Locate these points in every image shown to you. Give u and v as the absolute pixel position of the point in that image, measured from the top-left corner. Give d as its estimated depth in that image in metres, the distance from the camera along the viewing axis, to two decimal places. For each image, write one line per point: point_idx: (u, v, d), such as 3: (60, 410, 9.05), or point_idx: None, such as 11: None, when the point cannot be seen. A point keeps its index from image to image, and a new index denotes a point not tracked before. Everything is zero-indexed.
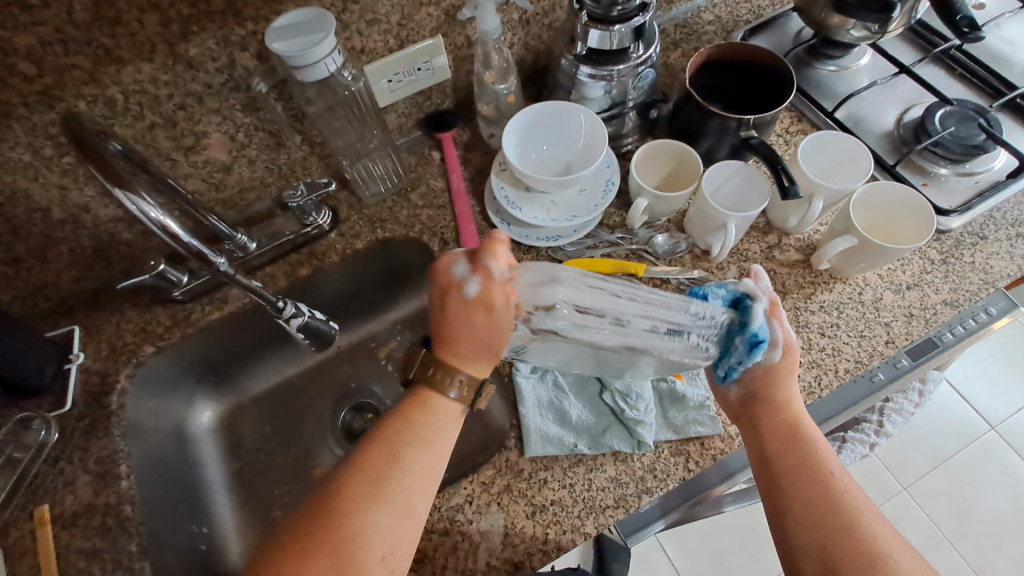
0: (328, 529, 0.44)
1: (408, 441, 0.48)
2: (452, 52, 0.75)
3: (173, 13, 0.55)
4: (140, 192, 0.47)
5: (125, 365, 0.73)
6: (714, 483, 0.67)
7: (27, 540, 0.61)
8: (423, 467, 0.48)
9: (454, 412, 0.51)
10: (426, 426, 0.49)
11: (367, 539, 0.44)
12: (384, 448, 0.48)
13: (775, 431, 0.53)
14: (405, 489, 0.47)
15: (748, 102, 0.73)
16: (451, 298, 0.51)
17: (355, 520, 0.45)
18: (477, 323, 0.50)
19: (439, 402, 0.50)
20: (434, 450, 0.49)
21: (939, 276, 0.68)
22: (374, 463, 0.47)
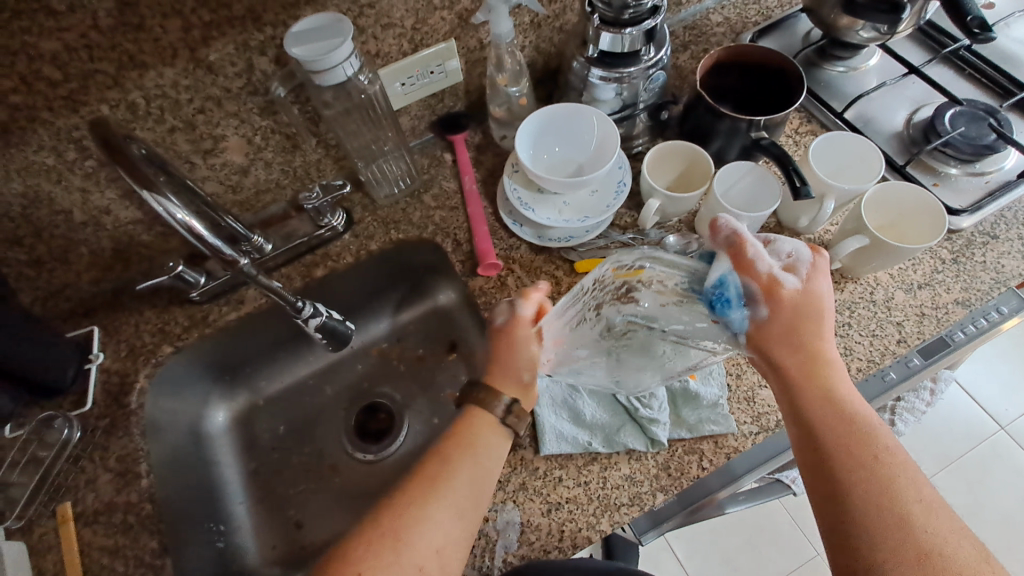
0: (391, 521, 0.50)
1: (462, 448, 0.55)
2: (464, 56, 0.76)
3: (195, 19, 0.56)
4: (167, 194, 0.48)
5: (144, 364, 0.74)
6: (716, 488, 0.65)
7: (51, 536, 0.63)
8: (473, 474, 0.54)
9: (503, 433, 0.58)
10: (476, 436, 0.56)
11: (424, 532, 0.49)
12: (440, 456, 0.54)
13: (828, 399, 0.51)
14: (457, 492, 0.52)
15: (758, 103, 0.73)
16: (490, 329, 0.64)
17: (416, 515, 0.50)
18: (501, 343, 0.61)
19: (483, 416, 0.57)
20: (482, 459, 0.55)
21: (950, 275, 0.69)
22: (432, 468, 0.53)
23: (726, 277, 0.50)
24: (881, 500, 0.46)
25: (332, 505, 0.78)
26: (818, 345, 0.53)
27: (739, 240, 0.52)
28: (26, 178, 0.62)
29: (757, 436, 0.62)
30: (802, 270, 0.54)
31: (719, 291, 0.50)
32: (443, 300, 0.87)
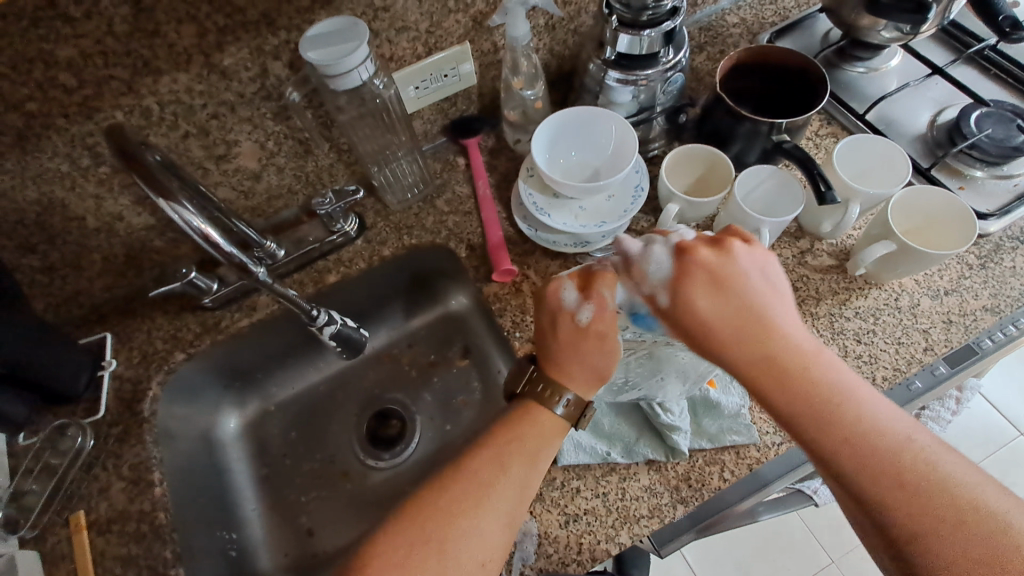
0: (440, 525, 0.48)
1: (517, 453, 0.52)
2: (478, 59, 0.75)
3: (209, 24, 0.56)
4: (183, 202, 0.47)
5: (156, 371, 0.73)
6: (735, 502, 0.62)
7: (64, 545, 0.62)
8: (526, 484, 0.51)
9: (558, 428, 0.54)
10: (531, 440, 0.53)
11: (471, 540, 0.48)
12: (494, 459, 0.52)
13: (791, 393, 0.46)
14: (508, 501, 0.50)
15: (777, 106, 0.72)
16: (564, 324, 0.57)
17: (464, 521, 0.48)
18: (584, 346, 0.56)
19: (546, 418, 0.54)
20: (535, 465, 0.52)
21: (978, 281, 0.67)
22: (485, 471, 0.51)
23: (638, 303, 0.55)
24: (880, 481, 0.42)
25: (344, 513, 0.78)
26: (751, 338, 0.48)
27: (634, 266, 0.54)
28: (40, 186, 0.62)
29: (781, 446, 0.61)
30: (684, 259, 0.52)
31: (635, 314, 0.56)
32: (455, 305, 0.86)
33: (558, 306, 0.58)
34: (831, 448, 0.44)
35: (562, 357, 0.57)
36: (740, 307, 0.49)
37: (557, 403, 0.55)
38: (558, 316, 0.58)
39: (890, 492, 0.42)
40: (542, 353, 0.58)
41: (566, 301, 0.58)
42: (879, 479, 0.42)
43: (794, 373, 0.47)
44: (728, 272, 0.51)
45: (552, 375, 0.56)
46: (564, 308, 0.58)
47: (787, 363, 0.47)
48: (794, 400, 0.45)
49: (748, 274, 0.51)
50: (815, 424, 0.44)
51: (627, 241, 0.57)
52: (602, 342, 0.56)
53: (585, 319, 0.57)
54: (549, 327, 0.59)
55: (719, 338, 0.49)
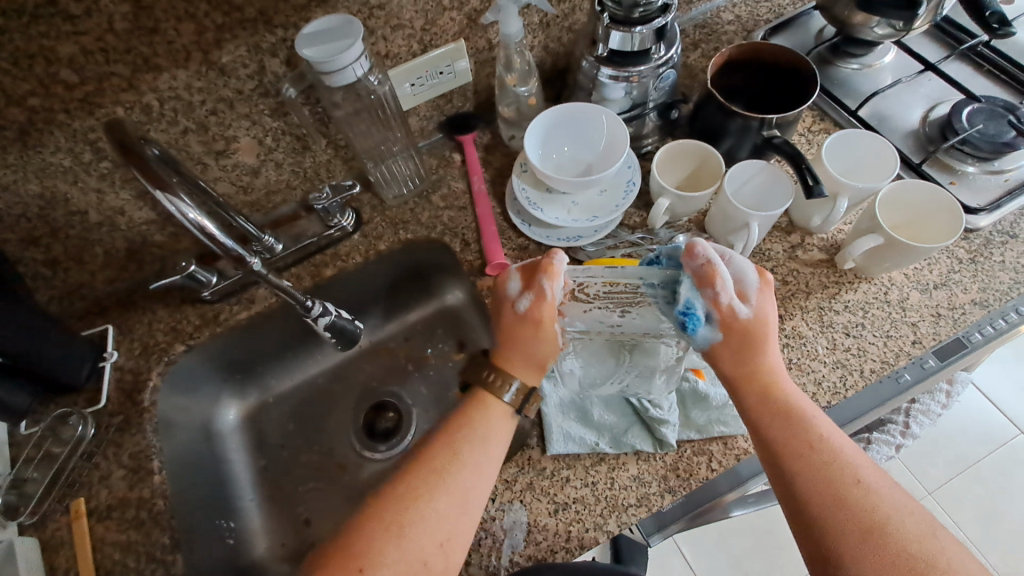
0: (397, 512, 0.50)
1: (467, 439, 0.54)
2: (473, 56, 0.76)
3: (208, 22, 0.57)
4: (179, 195, 0.48)
5: (157, 363, 0.75)
6: (724, 492, 0.64)
7: (65, 532, 0.64)
8: (477, 465, 0.53)
9: (504, 415, 0.57)
10: (480, 425, 0.55)
11: (428, 525, 0.49)
12: (446, 446, 0.54)
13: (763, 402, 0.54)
14: (463, 485, 0.52)
15: (766, 100, 0.74)
16: (507, 313, 0.61)
17: (420, 506, 0.50)
18: (524, 334, 0.59)
19: (493, 405, 0.56)
20: (488, 449, 0.54)
21: (968, 275, 0.67)
22: (438, 459, 0.53)
23: (691, 302, 0.56)
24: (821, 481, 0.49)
25: (341, 503, 0.79)
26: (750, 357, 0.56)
27: (710, 270, 0.55)
28: (42, 180, 0.63)
29: None
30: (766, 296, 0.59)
31: (686, 312, 0.56)
32: (451, 300, 0.87)
33: (501, 296, 0.62)
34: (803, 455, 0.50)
35: (501, 340, 0.60)
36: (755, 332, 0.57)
37: (503, 390, 0.57)
38: (502, 304, 0.61)
39: (849, 497, 0.48)
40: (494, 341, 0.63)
41: (510, 290, 0.61)
42: (834, 483, 0.49)
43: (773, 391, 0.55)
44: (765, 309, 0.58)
45: (496, 361, 0.60)
46: (507, 297, 0.61)
47: (776, 383, 0.56)
48: (780, 414, 0.53)
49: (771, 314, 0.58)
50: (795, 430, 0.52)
51: (702, 245, 0.56)
52: (537, 329, 0.59)
53: (524, 308, 0.59)
54: (498, 316, 0.62)
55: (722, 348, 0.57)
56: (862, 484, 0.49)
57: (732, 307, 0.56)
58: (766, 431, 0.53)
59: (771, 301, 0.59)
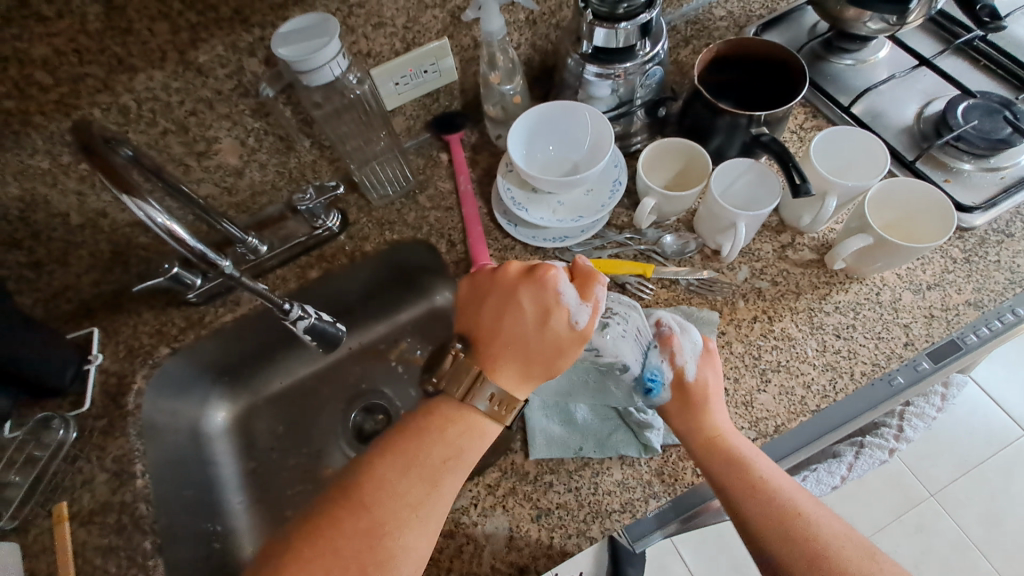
0: (363, 551, 0.47)
1: (450, 471, 0.51)
2: (458, 54, 0.75)
3: (182, 22, 0.56)
4: (148, 199, 0.47)
5: (141, 365, 0.74)
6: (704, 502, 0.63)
7: (47, 536, 0.63)
8: (434, 486, 0.50)
9: (490, 430, 0.53)
10: (464, 453, 0.52)
11: (399, 562, 0.48)
12: (424, 477, 0.50)
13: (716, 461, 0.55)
14: (436, 520, 0.50)
15: (756, 99, 0.71)
16: (558, 323, 0.54)
17: (390, 544, 0.48)
18: (567, 349, 0.54)
19: (475, 421, 0.52)
20: (445, 469, 0.51)
21: (962, 274, 0.66)
22: (413, 493, 0.49)
23: (654, 368, 0.60)
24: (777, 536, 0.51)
25: None
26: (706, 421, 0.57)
27: (669, 336, 0.61)
28: (22, 182, 0.63)
29: (756, 443, 0.59)
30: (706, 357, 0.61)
31: (649, 377, 0.60)
32: (440, 301, 0.86)
33: (552, 300, 0.54)
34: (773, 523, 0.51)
35: (528, 350, 0.54)
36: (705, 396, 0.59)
37: (479, 397, 0.53)
38: (548, 311, 0.54)
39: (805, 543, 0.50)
40: (510, 348, 0.54)
41: (565, 297, 0.54)
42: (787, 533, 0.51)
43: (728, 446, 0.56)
44: (710, 371, 0.60)
45: (512, 372, 0.54)
46: (563, 303, 0.54)
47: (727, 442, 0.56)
48: (734, 472, 0.54)
49: (718, 379, 0.60)
50: (764, 502, 0.52)
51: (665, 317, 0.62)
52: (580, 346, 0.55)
53: (580, 322, 0.54)
54: (533, 322, 0.54)
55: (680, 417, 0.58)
56: (813, 533, 0.50)
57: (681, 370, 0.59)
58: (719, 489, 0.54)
59: (713, 366, 0.61)
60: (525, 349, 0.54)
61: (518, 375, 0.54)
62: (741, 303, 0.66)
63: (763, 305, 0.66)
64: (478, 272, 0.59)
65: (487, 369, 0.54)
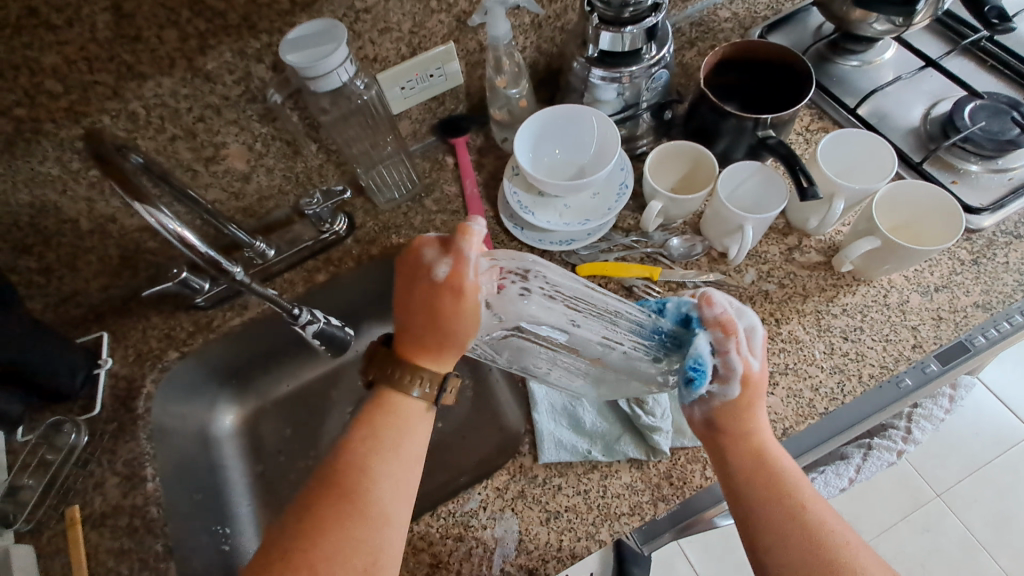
0: (307, 550, 0.45)
1: (374, 451, 0.49)
2: (464, 58, 0.75)
3: (191, 29, 0.57)
4: (159, 206, 0.48)
5: (150, 369, 0.75)
6: (709, 506, 0.64)
7: (59, 539, 0.64)
8: (366, 471, 0.48)
9: (414, 407, 0.51)
10: (385, 428, 0.50)
11: (349, 553, 0.45)
12: (350, 463, 0.48)
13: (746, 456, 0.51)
14: (378, 501, 0.47)
15: (761, 101, 0.71)
16: (420, 284, 0.51)
17: (334, 538, 0.45)
18: (444, 308, 0.50)
19: (398, 402, 0.51)
20: (373, 454, 0.49)
21: (970, 276, 0.66)
22: (343, 478, 0.48)
23: (701, 355, 0.51)
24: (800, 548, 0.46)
25: None
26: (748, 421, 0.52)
27: (727, 321, 0.52)
28: (33, 189, 0.64)
29: None
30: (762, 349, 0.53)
31: (695, 366, 0.51)
32: None
33: (417, 263, 0.52)
34: (793, 540, 0.46)
35: (415, 320, 0.51)
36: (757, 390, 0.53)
37: (409, 384, 0.51)
38: (415, 275, 0.51)
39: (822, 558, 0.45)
40: (400, 325, 0.52)
41: (426, 256, 0.51)
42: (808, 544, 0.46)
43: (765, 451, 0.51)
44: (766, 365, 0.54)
45: (414, 346, 0.52)
46: (422, 263, 0.51)
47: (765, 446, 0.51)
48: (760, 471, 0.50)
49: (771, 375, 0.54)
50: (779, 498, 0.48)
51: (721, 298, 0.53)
52: (456, 299, 0.50)
53: (444, 277, 0.50)
54: (413, 292, 0.52)
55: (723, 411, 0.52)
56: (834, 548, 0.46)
57: (746, 363, 0.52)
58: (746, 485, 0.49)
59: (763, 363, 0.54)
60: (411, 318, 0.52)
61: (418, 347, 0.52)
62: (749, 306, 0.66)
63: (771, 308, 0.66)
64: None
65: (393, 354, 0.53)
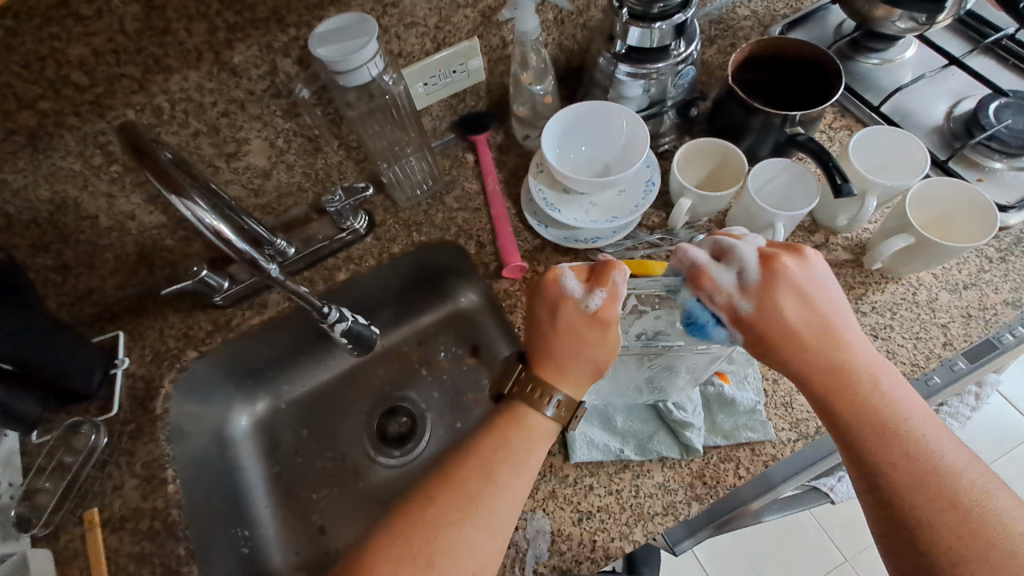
0: (427, 540, 0.48)
1: (506, 462, 0.52)
2: (487, 54, 0.75)
3: (220, 22, 0.56)
4: (195, 198, 0.48)
5: (168, 369, 0.73)
6: (750, 500, 0.62)
7: (77, 543, 0.63)
8: (512, 489, 0.51)
9: (547, 430, 0.54)
10: (519, 447, 0.52)
11: (459, 555, 0.48)
12: (479, 468, 0.51)
13: (837, 406, 0.51)
14: (502, 511, 0.50)
15: (787, 98, 0.72)
16: (566, 312, 0.55)
17: (452, 534, 0.48)
18: (586, 334, 0.55)
19: (536, 421, 0.54)
20: (525, 473, 0.52)
21: (998, 274, 0.66)
22: (471, 484, 0.50)
23: (693, 308, 0.54)
24: (920, 497, 0.46)
25: (357, 511, 0.78)
26: (819, 356, 0.52)
27: (701, 269, 0.55)
28: (53, 185, 0.62)
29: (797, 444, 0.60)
30: (758, 292, 0.54)
31: (691, 322, 0.54)
32: (465, 303, 0.85)
33: (560, 293, 0.56)
34: (903, 487, 0.46)
35: (563, 347, 0.55)
36: (807, 330, 0.53)
37: (546, 405, 0.54)
38: (562, 303, 0.56)
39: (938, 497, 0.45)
40: (544, 352, 0.56)
41: (567, 288, 0.56)
42: (919, 491, 0.46)
43: (840, 393, 0.51)
44: (790, 298, 0.53)
45: (555, 373, 0.55)
46: (570, 293, 0.56)
47: (852, 384, 0.51)
48: (855, 418, 0.50)
49: (808, 300, 0.54)
50: (873, 441, 0.49)
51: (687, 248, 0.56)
52: (604, 332, 0.55)
53: (593, 307, 0.55)
54: (547, 317, 0.57)
55: (789, 353, 0.53)
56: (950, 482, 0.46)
57: (733, 306, 0.54)
58: (844, 435, 0.50)
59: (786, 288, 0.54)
60: (544, 342, 0.56)
61: (553, 373, 0.55)
62: None
63: None
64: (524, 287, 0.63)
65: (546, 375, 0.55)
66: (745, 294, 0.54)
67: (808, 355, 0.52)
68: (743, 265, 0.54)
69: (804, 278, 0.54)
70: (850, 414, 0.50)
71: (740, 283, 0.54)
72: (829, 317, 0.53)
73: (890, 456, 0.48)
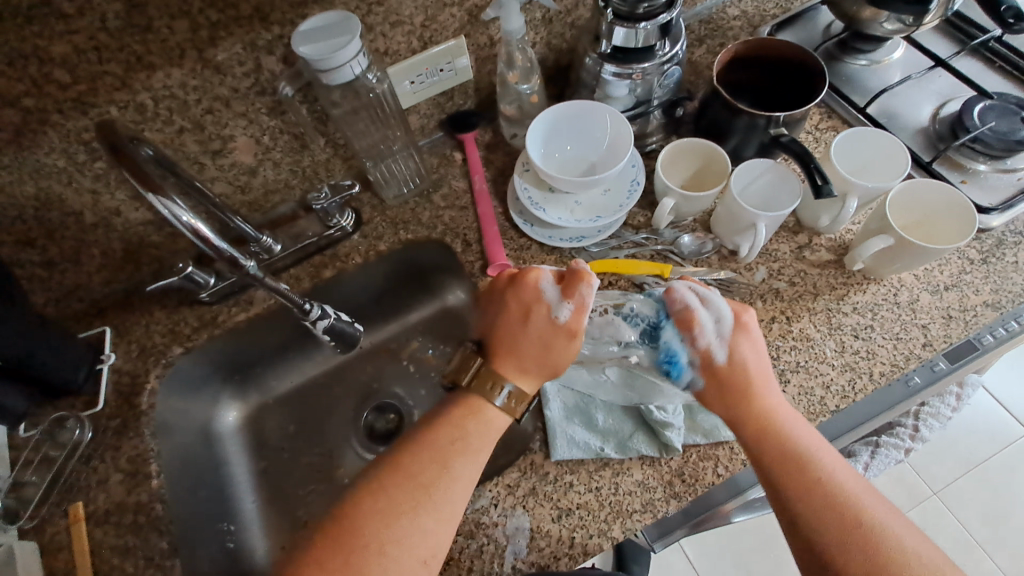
0: (381, 529, 0.48)
1: (460, 452, 0.52)
2: (474, 52, 0.75)
3: (202, 19, 0.56)
4: (172, 196, 0.48)
5: (154, 365, 0.74)
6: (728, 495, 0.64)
7: (62, 536, 0.63)
8: (467, 479, 0.51)
9: (501, 424, 0.55)
10: (474, 438, 0.53)
11: (410, 544, 0.48)
12: (434, 459, 0.51)
13: (761, 455, 0.53)
14: (453, 501, 0.50)
15: (773, 98, 0.72)
16: (539, 318, 0.57)
17: (405, 523, 0.48)
18: (555, 341, 0.56)
19: (488, 410, 0.54)
20: (478, 461, 0.52)
21: (979, 276, 0.66)
22: (426, 474, 0.50)
23: (674, 350, 0.58)
24: (838, 536, 0.47)
25: None
26: (756, 407, 0.55)
27: (688, 315, 0.58)
28: (37, 180, 0.63)
29: None
30: (725, 339, 0.57)
31: (669, 360, 0.58)
32: (452, 301, 0.86)
33: (535, 297, 0.58)
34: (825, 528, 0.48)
35: (527, 348, 0.56)
36: (756, 379, 0.56)
37: (495, 394, 0.55)
38: (535, 307, 0.57)
39: (849, 534, 0.47)
40: (509, 349, 0.57)
41: (545, 293, 0.58)
42: (840, 530, 0.47)
43: (770, 441, 0.53)
44: (745, 348, 0.57)
45: (516, 371, 0.56)
46: (544, 300, 0.57)
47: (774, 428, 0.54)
48: (785, 463, 0.51)
49: (758, 354, 0.58)
50: (793, 483, 0.50)
51: (681, 290, 0.59)
52: (572, 340, 0.57)
53: (563, 317, 0.57)
54: (520, 319, 0.58)
55: (724, 403, 0.56)
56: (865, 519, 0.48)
57: (709, 351, 0.57)
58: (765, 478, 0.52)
59: (750, 344, 0.58)
60: (510, 340, 0.57)
61: (516, 370, 0.56)
62: (760, 304, 0.66)
63: (781, 306, 0.66)
64: (490, 280, 0.64)
65: (506, 373, 0.56)
66: (722, 344, 0.57)
67: (749, 404, 0.55)
68: (714, 316, 0.58)
69: (748, 337, 0.58)
70: (770, 455, 0.52)
71: (722, 331, 0.58)
72: (762, 371, 0.57)
73: (828, 519, 0.48)
